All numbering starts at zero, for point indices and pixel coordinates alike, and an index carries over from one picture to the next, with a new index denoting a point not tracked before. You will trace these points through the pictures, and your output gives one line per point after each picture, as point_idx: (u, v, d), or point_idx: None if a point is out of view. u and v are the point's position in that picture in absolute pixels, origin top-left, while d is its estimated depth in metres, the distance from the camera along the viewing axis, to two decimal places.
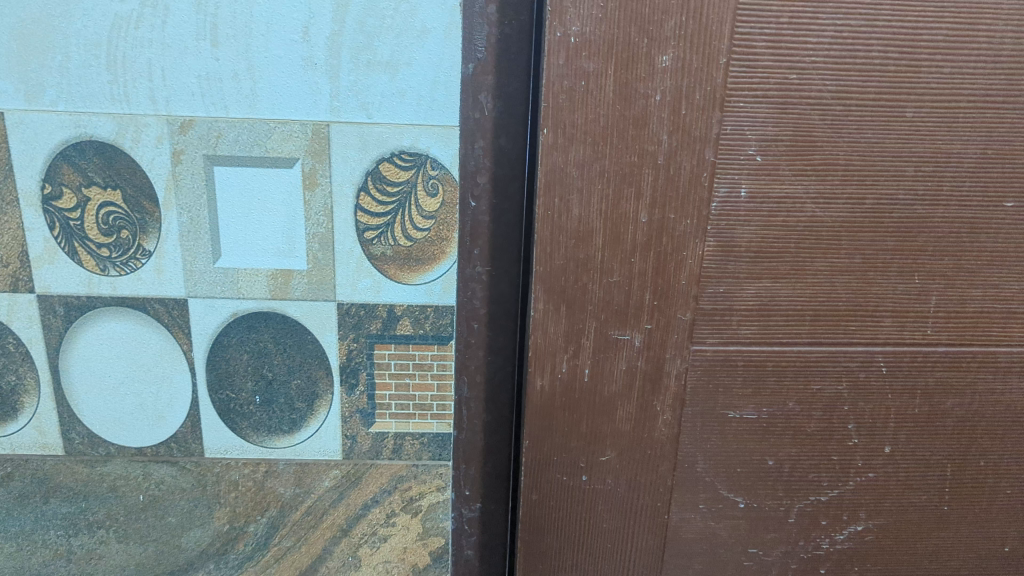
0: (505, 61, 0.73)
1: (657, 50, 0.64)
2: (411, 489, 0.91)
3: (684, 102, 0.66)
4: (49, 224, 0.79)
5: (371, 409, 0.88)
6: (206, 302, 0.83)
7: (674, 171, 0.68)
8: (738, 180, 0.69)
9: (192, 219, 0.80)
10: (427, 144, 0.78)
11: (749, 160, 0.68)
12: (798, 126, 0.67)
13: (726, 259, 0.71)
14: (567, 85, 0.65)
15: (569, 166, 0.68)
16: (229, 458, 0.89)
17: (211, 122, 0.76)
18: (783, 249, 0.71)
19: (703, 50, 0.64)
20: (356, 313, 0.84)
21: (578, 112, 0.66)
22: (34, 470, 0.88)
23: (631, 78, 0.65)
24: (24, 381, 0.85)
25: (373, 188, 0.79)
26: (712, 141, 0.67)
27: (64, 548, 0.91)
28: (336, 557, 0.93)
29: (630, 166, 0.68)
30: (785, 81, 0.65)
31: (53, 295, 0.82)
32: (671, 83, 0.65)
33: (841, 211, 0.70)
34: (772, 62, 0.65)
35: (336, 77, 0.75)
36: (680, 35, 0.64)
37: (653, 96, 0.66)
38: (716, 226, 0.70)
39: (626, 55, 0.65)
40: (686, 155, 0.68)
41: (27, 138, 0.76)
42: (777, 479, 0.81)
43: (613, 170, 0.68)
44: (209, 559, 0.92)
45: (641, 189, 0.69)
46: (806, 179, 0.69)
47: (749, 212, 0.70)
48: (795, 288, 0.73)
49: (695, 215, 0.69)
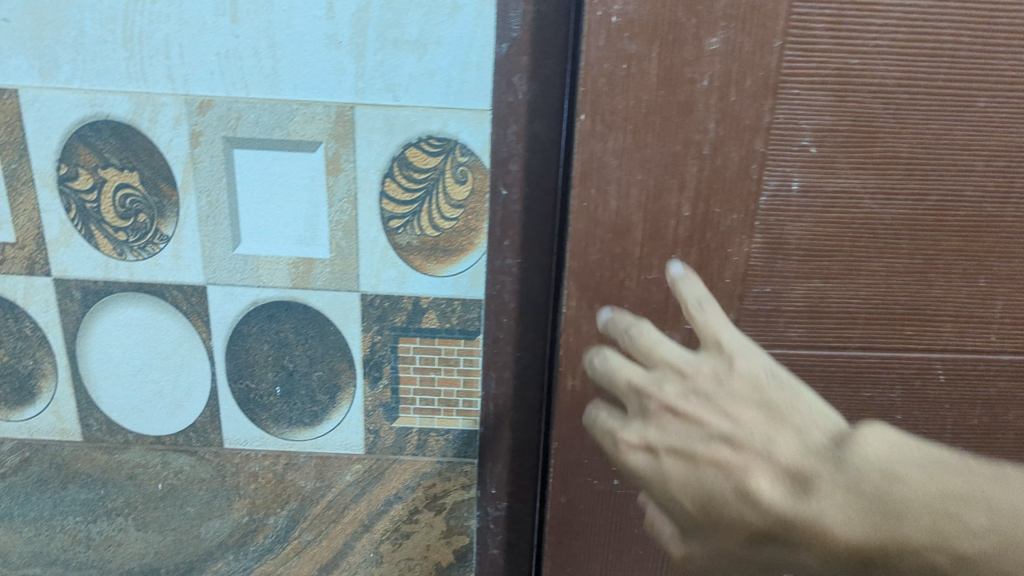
0: (541, 40, 0.69)
1: (705, 32, 0.59)
2: (435, 487, 0.88)
3: (734, 86, 0.61)
4: (65, 206, 0.76)
5: (395, 404, 0.84)
6: (226, 290, 0.80)
7: (721, 163, 0.63)
8: (790, 173, 0.64)
9: (210, 204, 0.76)
10: (456, 129, 0.74)
11: (803, 152, 0.63)
12: (858, 115, 0.62)
13: (773, 257, 0.67)
14: (608, 67, 0.60)
15: (606, 154, 0.63)
16: (249, 449, 0.86)
17: (231, 102, 0.72)
18: (835, 245, 0.67)
19: (757, 32, 0.59)
20: (380, 304, 0.80)
21: (617, 97, 0.61)
22: (52, 456, 0.86)
23: (679, 61, 0.60)
24: (41, 366, 0.83)
25: (399, 174, 0.75)
26: (763, 130, 0.62)
27: (83, 534, 0.89)
28: (357, 552, 0.91)
29: (674, 157, 0.63)
30: (843, 67, 0.60)
31: (69, 280, 0.79)
32: (720, 67, 0.60)
33: (901, 208, 0.66)
34: (831, 47, 0.60)
35: (362, 56, 0.71)
36: (730, 14, 0.59)
37: (700, 82, 0.61)
38: (762, 221, 0.66)
39: (671, 36, 0.59)
40: (733, 146, 0.63)
41: (41, 117, 0.73)
42: None
43: (654, 160, 0.63)
44: (228, 550, 0.90)
45: (685, 177, 0.64)
46: (864, 174, 0.64)
47: (800, 208, 0.65)
48: (846, 288, 0.69)
49: (744, 209, 0.65)
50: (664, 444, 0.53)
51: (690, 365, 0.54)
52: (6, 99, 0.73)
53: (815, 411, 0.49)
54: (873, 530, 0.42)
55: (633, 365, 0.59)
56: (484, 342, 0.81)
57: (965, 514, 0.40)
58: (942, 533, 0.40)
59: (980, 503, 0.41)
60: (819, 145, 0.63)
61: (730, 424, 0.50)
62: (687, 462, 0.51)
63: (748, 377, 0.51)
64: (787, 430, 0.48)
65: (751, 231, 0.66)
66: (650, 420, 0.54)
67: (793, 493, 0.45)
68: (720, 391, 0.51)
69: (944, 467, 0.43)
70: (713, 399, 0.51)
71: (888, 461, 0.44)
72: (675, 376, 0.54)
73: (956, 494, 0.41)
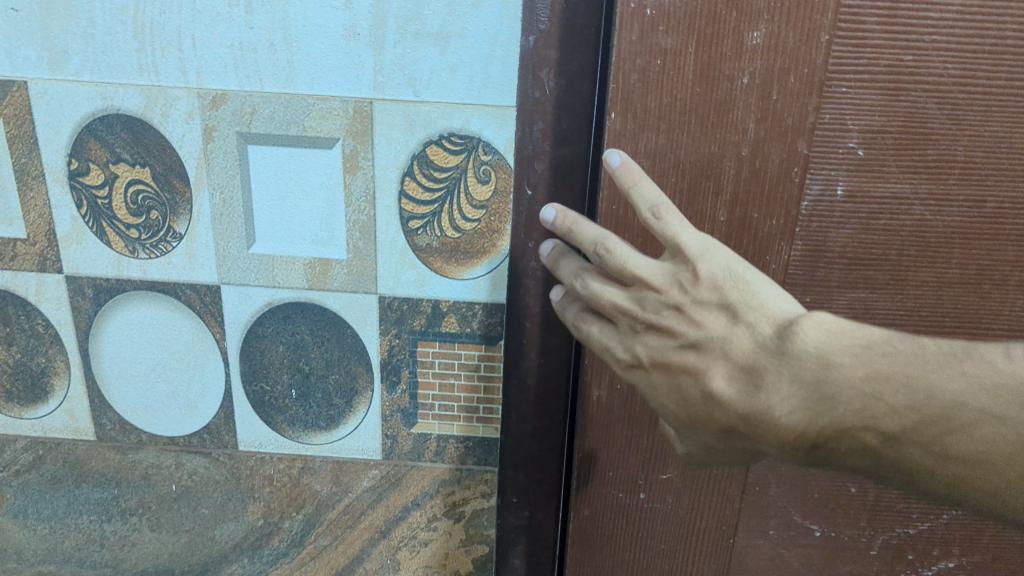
0: (569, 35, 0.67)
1: (746, 27, 0.61)
2: (454, 494, 0.85)
3: (776, 85, 0.62)
4: (76, 202, 0.74)
5: (413, 409, 0.81)
6: (240, 290, 0.77)
7: (761, 164, 0.65)
8: (834, 176, 0.65)
9: (224, 201, 0.73)
10: (480, 126, 0.70)
11: (849, 153, 0.64)
12: (911, 115, 0.63)
13: (817, 264, 0.68)
14: (641, 62, 0.62)
15: (641, 155, 0.65)
16: (264, 452, 0.84)
17: (245, 96, 0.69)
18: (879, 258, 0.68)
19: (803, 27, 0.60)
20: (399, 307, 0.77)
21: (651, 95, 0.63)
22: (66, 454, 0.85)
23: (718, 57, 0.62)
24: (54, 364, 0.81)
25: (419, 173, 0.71)
26: (807, 131, 0.64)
27: (97, 533, 0.88)
28: (374, 559, 0.88)
29: (711, 156, 0.65)
30: (897, 62, 0.61)
31: (81, 277, 0.77)
32: (761, 62, 0.62)
33: (956, 215, 0.66)
34: (884, 42, 0.61)
35: (380, 49, 0.68)
36: (774, 9, 0.60)
37: (739, 78, 0.62)
38: (805, 226, 0.67)
39: (710, 30, 0.61)
40: (775, 147, 0.64)
41: (51, 110, 0.71)
42: (859, 508, 0.80)
43: (690, 161, 0.65)
44: (243, 553, 0.88)
45: (718, 180, 0.66)
46: (914, 178, 0.65)
47: (845, 213, 0.66)
48: (895, 300, 0.69)
49: (783, 213, 0.67)
50: (648, 356, 0.57)
51: (656, 276, 0.55)
52: (16, 91, 0.70)
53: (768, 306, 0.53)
54: (808, 414, 0.51)
55: (613, 286, 0.58)
56: (512, 350, 0.78)
57: (888, 397, 0.49)
58: (870, 414, 0.50)
59: (899, 383, 0.49)
60: (867, 148, 0.64)
61: (698, 330, 0.54)
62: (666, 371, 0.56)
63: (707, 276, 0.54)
64: (741, 326, 0.53)
65: (790, 236, 0.67)
66: (629, 336, 0.58)
67: (746, 386, 0.53)
68: (691, 299, 0.54)
69: (868, 348, 0.50)
70: (687, 307, 0.54)
71: (821, 349, 0.51)
72: (652, 291, 0.55)
73: (881, 376, 0.50)
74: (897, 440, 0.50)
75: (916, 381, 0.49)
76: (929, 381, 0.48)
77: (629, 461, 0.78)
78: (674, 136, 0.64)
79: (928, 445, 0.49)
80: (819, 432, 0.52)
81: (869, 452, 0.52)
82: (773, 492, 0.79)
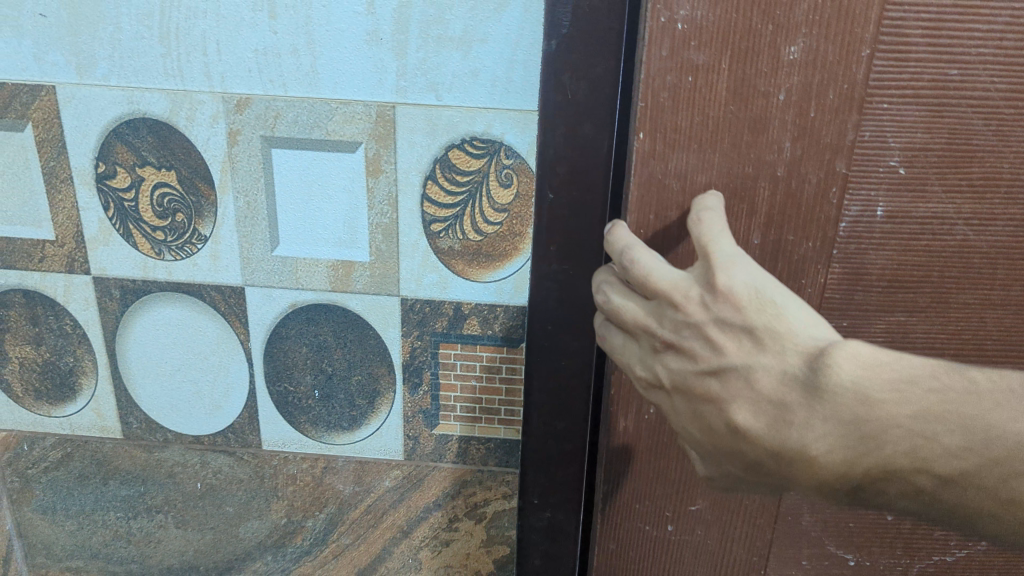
0: (592, 37, 0.65)
1: (784, 39, 0.54)
2: (475, 495, 0.85)
3: (814, 101, 0.55)
4: (103, 205, 0.75)
5: (434, 410, 0.82)
6: (264, 291, 0.78)
7: (797, 185, 0.58)
8: (873, 197, 0.58)
9: (248, 204, 0.74)
10: (502, 130, 0.70)
11: (890, 172, 0.57)
12: (955, 130, 0.55)
13: (854, 289, 0.61)
14: (670, 81, 0.55)
15: (670, 176, 0.58)
16: (288, 451, 0.85)
17: (269, 100, 0.70)
18: (925, 280, 0.61)
19: (841, 38, 0.53)
20: (421, 309, 0.77)
21: (681, 113, 0.56)
22: (93, 452, 0.86)
23: (751, 73, 0.55)
24: (81, 363, 0.82)
25: (442, 177, 0.72)
26: (845, 149, 0.56)
27: (124, 530, 0.89)
28: (396, 557, 0.89)
29: (743, 177, 0.58)
30: (943, 77, 0.54)
31: (109, 278, 0.78)
32: (798, 78, 0.55)
33: (1001, 235, 0.59)
34: (928, 55, 0.54)
35: (403, 54, 0.68)
36: (812, 19, 0.53)
37: (775, 95, 0.55)
38: (842, 249, 0.60)
39: (745, 44, 0.54)
40: (812, 168, 0.57)
41: (79, 115, 0.72)
42: (896, 537, 0.74)
43: (720, 182, 0.58)
44: (267, 551, 0.89)
45: (746, 202, 0.59)
46: (959, 197, 0.58)
47: (884, 235, 0.59)
48: (935, 324, 0.62)
49: (820, 237, 0.59)
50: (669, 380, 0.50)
51: (672, 291, 0.48)
52: (45, 96, 0.71)
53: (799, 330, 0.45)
54: (850, 456, 0.44)
55: (635, 297, 0.51)
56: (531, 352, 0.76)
57: (943, 437, 0.43)
58: (921, 458, 0.43)
59: (954, 423, 0.43)
60: (911, 166, 0.57)
61: (717, 358, 0.47)
62: (687, 396, 0.49)
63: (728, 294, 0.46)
64: (766, 355, 0.45)
65: (827, 258, 0.60)
66: (651, 355, 0.51)
67: (773, 421, 0.45)
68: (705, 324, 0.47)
69: (913, 382, 0.43)
70: (703, 326, 0.47)
71: (859, 386, 0.43)
72: (670, 306, 0.48)
73: (933, 415, 0.43)
74: (952, 482, 0.44)
75: (972, 421, 0.42)
76: (987, 419, 0.42)
77: (655, 493, 0.73)
78: (704, 156, 0.57)
79: (990, 487, 0.43)
80: (864, 474, 0.45)
81: (923, 497, 0.45)
82: (806, 522, 0.73)
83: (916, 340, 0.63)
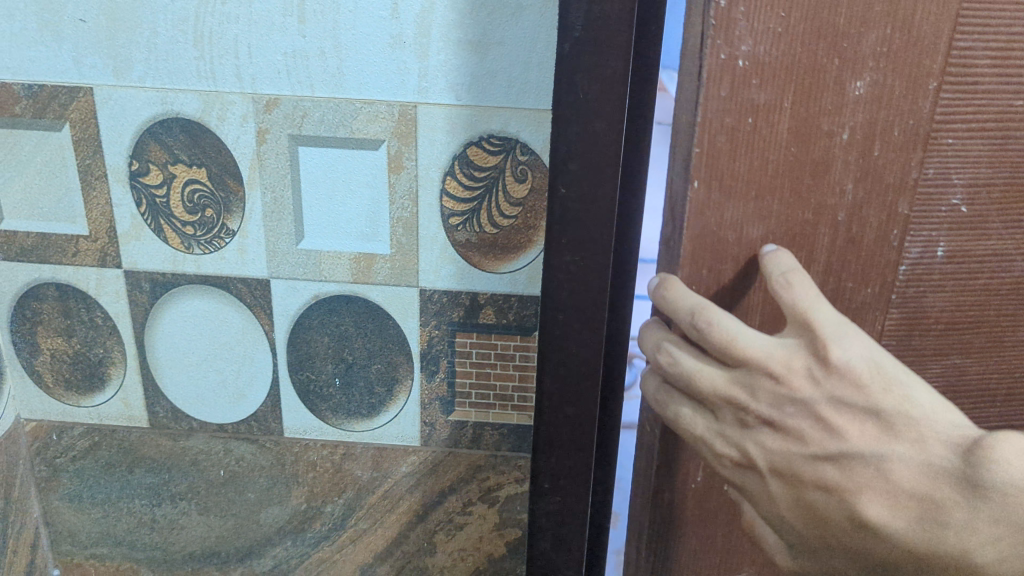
0: (600, 41, 0.69)
1: (849, 77, 0.55)
2: (488, 479, 0.89)
3: (878, 139, 0.58)
4: (136, 201, 0.79)
5: (451, 397, 0.86)
6: (288, 284, 0.81)
7: (856, 228, 0.61)
8: (934, 238, 0.62)
9: (275, 199, 0.78)
10: (517, 128, 0.75)
11: (952, 210, 0.61)
12: (1016, 165, 0.60)
13: (912, 332, 0.66)
14: (731, 122, 0.56)
15: (725, 226, 0.60)
16: (308, 438, 0.88)
17: (296, 101, 0.74)
18: (977, 323, 0.66)
19: (907, 74, 0.56)
20: (439, 299, 0.81)
21: (739, 159, 0.57)
22: (120, 441, 0.89)
23: (817, 111, 0.56)
24: (111, 354, 0.85)
25: (460, 173, 0.76)
26: (908, 189, 0.59)
27: (148, 517, 0.93)
28: (412, 542, 0.92)
29: (804, 224, 0.60)
30: (1005, 109, 0.58)
31: (139, 272, 0.82)
32: (864, 115, 0.57)
33: None
34: (994, 85, 0.57)
35: (425, 56, 0.72)
36: (879, 53, 0.55)
37: (839, 134, 0.57)
38: (901, 292, 0.64)
39: (811, 81, 0.55)
40: (875, 210, 0.60)
41: (115, 115, 0.76)
42: None
43: (780, 230, 0.60)
44: (286, 536, 0.93)
45: (804, 245, 0.61)
46: (1016, 231, 0.63)
47: (942, 275, 0.64)
48: (987, 364, 0.68)
49: (878, 280, 0.63)
50: (766, 457, 0.57)
51: (776, 367, 0.54)
52: (83, 97, 0.75)
53: (911, 401, 0.53)
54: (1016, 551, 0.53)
55: (709, 364, 0.57)
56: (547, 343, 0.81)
57: None
58: None
59: None
60: (971, 206, 0.61)
61: (829, 438, 0.54)
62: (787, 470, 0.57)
63: (843, 370, 0.53)
64: (879, 431, 0.54)
65: (886, 305, 0.64)
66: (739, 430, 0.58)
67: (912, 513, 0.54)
68: (820, 391, 0.54)
69: None
70: (814, 402, 0.54)
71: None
72: (767, 382, 0.55)
73: None
74: None
75: None
76: None
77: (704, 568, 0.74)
78: (764, 204, 0.59)
79: None
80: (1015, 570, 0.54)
81: None
82: None
83: (970, 376, 0.69)
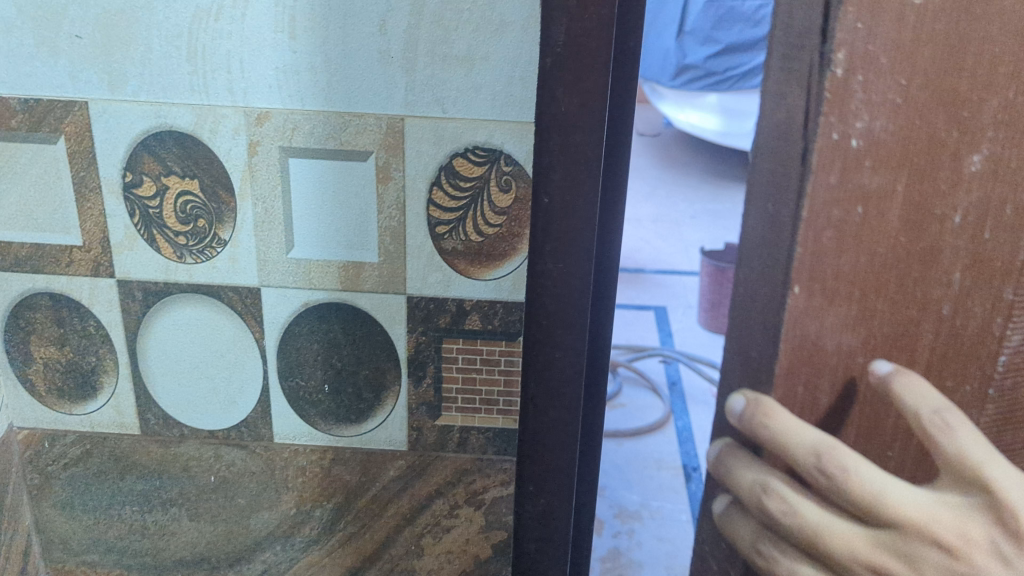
0: (581, 56, 0.73)
1: (966, 150, 0.46)
2: (475, 483, 0.91)
3: (1000, 220, 0.48)
4: (129, 212, 0.81)
5: (437, 402, 0.88)
6: (279, 292, 0.83)
7: (974, 327, 0.51)
8: None
9: (266, 210, 0.80)
10: (502, 140, 0.77)
11: None
12: None
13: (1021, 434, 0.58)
14: (837, 214, 0.46)
15: (824, 336, 0.49)
16: (298, 444, 0.90)
17: (287, 114, 0.76)
18: None
19: None
20: (425, 306, 0.83)
21: (845, 256, 0.47)
22: (112, 448, 0.91)
23: (933, 191, 0.46)
24: (103, 363, 0.87)
25: (446, 184, 0.78)
26: None
27: (139, 523, 0.94)
28: (400, 545, 0.94)
29: (915, 328, 0.50)
30: None
31: (132, 281, 0.84)
32: (982, 193, 0.47)
33: None
34: None
35: (412, 71, 0.75)
36: (1001, 118, 0.46)
37: (952, 217, 0.47)
38: (1016, 394, 0.55)
39: (927, 153, 0.45)
40: (999, 299, 0.51)
41: (109, 128, 0.78)
42: None
43: (887, 339, 0.49)
44: (276, 541, 0.94)
45: (905, 349, 0.50)
46: None
47: None
48: None
49: (979, 376, 0.53)
50: None
51: (950, 535, 0.48)
52: (77, 111, 0.77)
53: None
54: None
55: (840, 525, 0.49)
56: (531, 350, 0.83)
57: None
58: None
59: None
60: None
61: None
62: None
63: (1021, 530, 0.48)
64: None
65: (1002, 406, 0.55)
66: None
67: None
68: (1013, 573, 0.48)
69: None
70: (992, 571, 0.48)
71: None
72: (932, 554, 0.48)
73: None
74: None
75: None
76: None
77: None
78: (868, 306, 0.48)
79: None
80: None
81: None
82: None
83: None
